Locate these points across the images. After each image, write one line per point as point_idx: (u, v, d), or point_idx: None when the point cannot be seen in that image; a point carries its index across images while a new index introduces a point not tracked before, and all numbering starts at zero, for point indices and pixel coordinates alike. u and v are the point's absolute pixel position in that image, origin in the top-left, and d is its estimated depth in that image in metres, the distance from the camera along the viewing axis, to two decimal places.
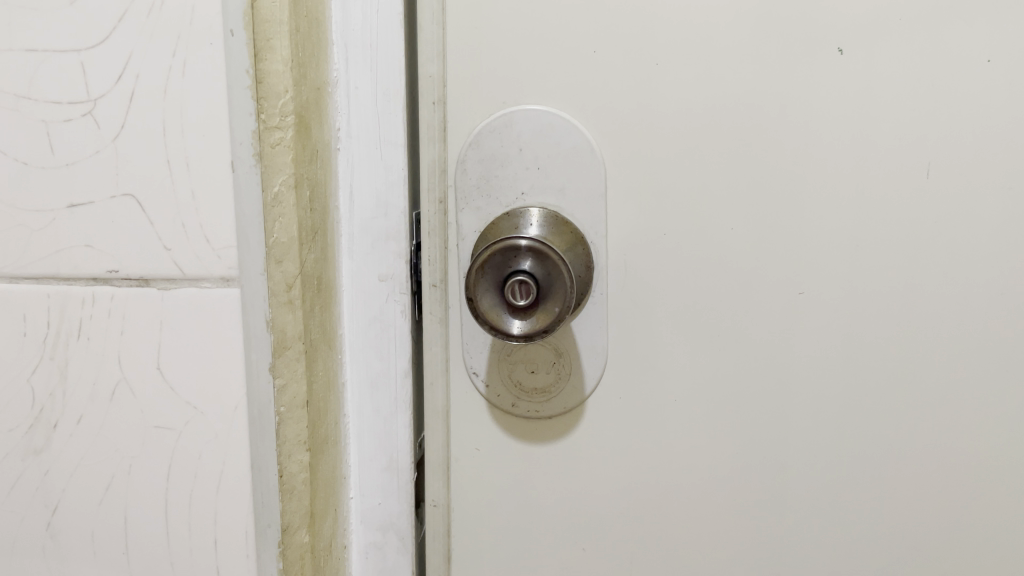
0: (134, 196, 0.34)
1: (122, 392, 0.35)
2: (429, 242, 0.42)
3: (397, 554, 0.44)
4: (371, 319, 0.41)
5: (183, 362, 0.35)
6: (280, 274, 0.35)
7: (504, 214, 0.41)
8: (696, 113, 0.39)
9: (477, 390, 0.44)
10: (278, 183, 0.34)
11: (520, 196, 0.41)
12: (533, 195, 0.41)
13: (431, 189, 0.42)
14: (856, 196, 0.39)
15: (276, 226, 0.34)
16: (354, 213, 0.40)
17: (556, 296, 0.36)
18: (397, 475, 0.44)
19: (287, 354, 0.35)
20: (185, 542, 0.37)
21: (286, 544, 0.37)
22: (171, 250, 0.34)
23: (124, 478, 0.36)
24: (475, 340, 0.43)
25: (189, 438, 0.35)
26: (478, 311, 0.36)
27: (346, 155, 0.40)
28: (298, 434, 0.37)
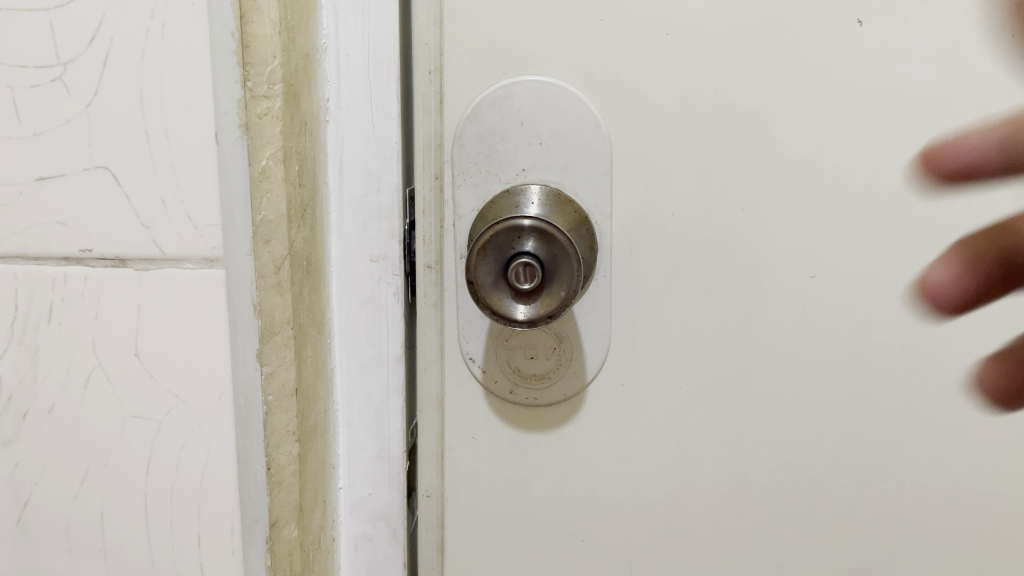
0: (109, 169, 0.31)
1: (98, 380, 0.33)
2: (423, 221, 0.40)
3: (388, 545, 0.43)
4: (362, 301, 0.39)
5: (163, 348, 0.32)
6: (268, 255, 0.33)
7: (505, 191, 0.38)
8: (707, 87, 0.37)
9: (474, 378, 0.42)
10: (267, 156, 0.32)
11: (521, 172, 0.39)
12: (535, 171, 0.39)
13: (427, 166, 0.40)
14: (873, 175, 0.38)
15: (264, 203, 0.32)
16: (343, 189, 0.38)
17: (561, 279, 0.34)
18: (389, 464, 0.42)
19: (276, 340, 0.34)
20: (166, 539, 0.34)
21: (274, 539, 0.35)
22: (150, 228, 0.31)
23: (100, 471, 0.34)
24: (472, 325, 0.41)
25: (170, 429, 0.33)
26: (480, 296, 0.34)
27: (336, 127, 0.37)
28: (287, 425, 0.35)
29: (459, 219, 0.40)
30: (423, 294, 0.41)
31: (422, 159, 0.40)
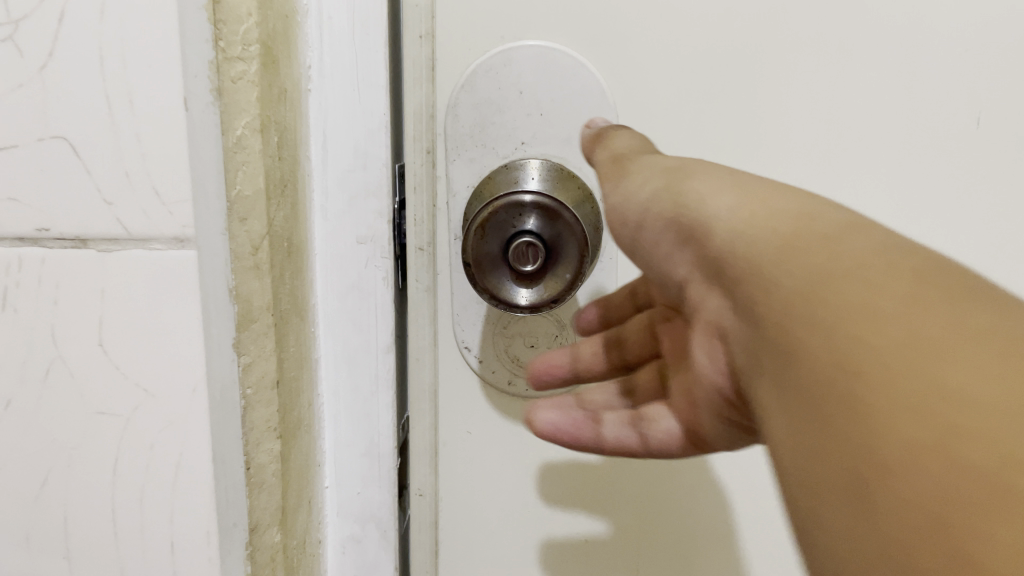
0: (67, 139, 0.28)
1: (58, 373, 0.30)
2: (414, 198, 0.37)
3: (379, 547, 0.40)
4: (348, 286, 0.37)
5: (130, 337, 0.30)
6: (245, 235, 0.30)
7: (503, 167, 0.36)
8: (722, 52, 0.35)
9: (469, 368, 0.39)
10: (242, 125, 0.29)
11: (520, 145, 0.36)
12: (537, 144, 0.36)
13: (418, 140, 0.37)
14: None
15: (240, 176, 0.30)
16: (327, 164, 0.35)
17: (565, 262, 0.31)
18: (378, 461, 0.39)
19: (254, 327, 0.31)
20: (136, 546, 0.32)
21: (254, 545, 0.32)
22: (114, 205, 0.28)
23: (62, 474, 0.31)
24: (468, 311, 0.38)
25: (139, 426, 0.30)
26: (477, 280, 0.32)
27: (319, 96, 0.34)
28: (268, 420, 0.32)
29: (454, 197, 0.37)
30: (415, 277, 0.38)
31: (413, 132, 0.37)
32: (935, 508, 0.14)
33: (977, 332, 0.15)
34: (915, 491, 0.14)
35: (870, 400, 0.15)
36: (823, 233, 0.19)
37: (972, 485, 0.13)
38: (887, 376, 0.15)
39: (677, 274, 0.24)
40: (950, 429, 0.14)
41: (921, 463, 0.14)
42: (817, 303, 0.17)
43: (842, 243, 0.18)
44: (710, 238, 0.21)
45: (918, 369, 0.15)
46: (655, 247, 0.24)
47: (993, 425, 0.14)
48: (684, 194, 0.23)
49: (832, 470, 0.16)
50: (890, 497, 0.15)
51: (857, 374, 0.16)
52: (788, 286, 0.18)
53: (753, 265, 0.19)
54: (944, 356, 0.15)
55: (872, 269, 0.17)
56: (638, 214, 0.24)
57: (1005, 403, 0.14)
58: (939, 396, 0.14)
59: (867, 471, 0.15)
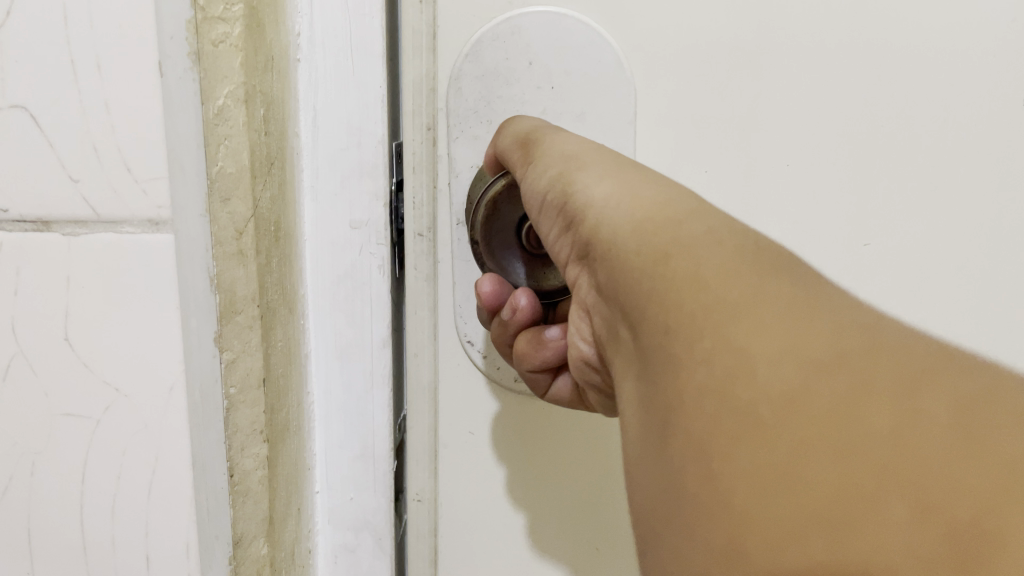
0: (26, 108, 0.25)
1: (19, 370, 0.27)
2: (414, 179, 0.34)
3: (373, 556, 0.37)
4: (341, 274, 0.34)
5: (100, 330, 0.27)
6: (227, 217, 0.27)
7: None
8: (750, 24, 0.32)
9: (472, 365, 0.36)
10: (224, 94, 0.26)
11: None
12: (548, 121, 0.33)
13: (417, 117, 0.34)
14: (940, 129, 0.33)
15: (222, 150, 0.26)
16: (318, 141, 0.33)
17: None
18: (373, 465, 0.36)
19: (238, 319, 0.28)
20: (109, 561, 0.29)
21: (239, 560, 0.29)
22: (80, 183, 0.25)
23: (24, 483, 0.28)
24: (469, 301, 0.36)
25: (111, 429, 0.27)
26: (484, 252, 0.33)
27: (309, 67, 0.32)
28: (254, 422, 0.29)
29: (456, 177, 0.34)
30: (413, 267, 0.35)
31: (412, 107, 0.34)
32: (710, 444, 0.16)
33: (769, 294, 0.16)
34: (698, 430, 0.16)
35: (675, 353, 0.17)
36: (669, 211, 0.20)
37: (738, 421, 0.15)
38: (692, 333, 0.17)
39: (562, 256, 0.25)
40: (728, 378, 0.16)
41: (705, 404, 0.16)
42: (649, 275, 0.19)
43: (682, 223, 0.19)
44: (586, 219, 0.23)
45: (714, 332, 0.16)
46: (550, 228, 0.26)
47: (755, 371, 0.15)
48: (574, 181, 0.24)
49: (650, 415, 0.18)
50: (682, 434, 0.16)
51: (668, 332, 0.18)
52: (635, 258, 0.20)
53: (610, 245, 0.21)
54: (730, 311, 0.16)
55: (698, 245, 0.18)
56: (542, 200, 0.26)
57: (775, 355, 0.15)
58: (727, 354, 0.16)
59: (671, 414, 0.17)
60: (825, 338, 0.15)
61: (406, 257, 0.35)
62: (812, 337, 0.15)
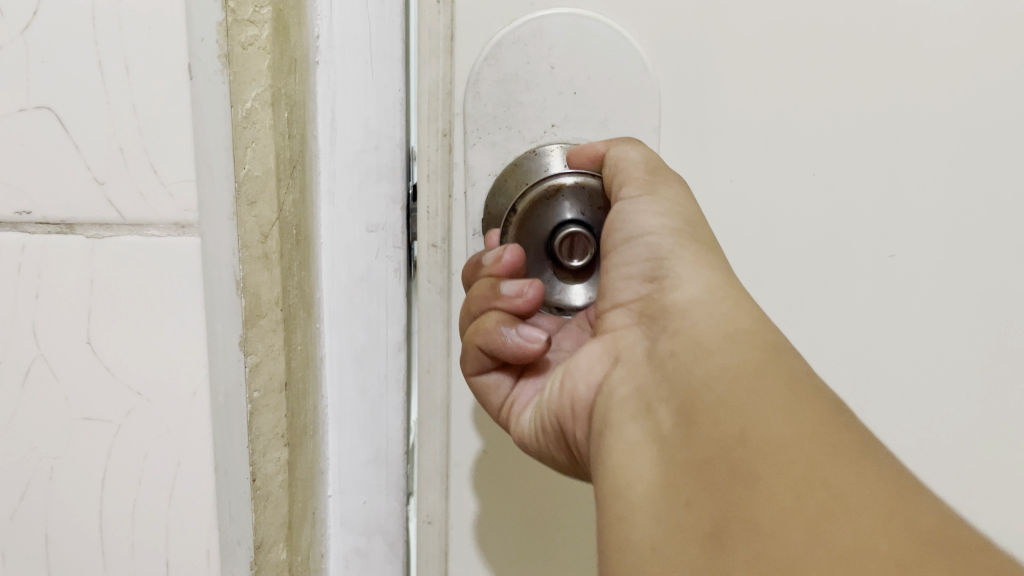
0: (52, 109, 0.25)
1: (39, 375, 0.27)
2: (430, 186, 0.33)
3: (386, 560, 0.37)
4: (356, 278, 0.34)
5: (123, 334, 0.26)
6: (254, 220, 0.26)
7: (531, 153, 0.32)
8: (784, 22, 0.30)
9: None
10: (253, 96, 0.25)
11: (550, 128, 0.32)
12: (566, 126, 0.32)
13: (433, 121, 0.33)
14: (981, 137, 0.31)
15: (249, 154, 0.26)
16: (336, 144, 0.32)
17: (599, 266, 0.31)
18: (386, 468, 0.36)
19: (263, 324, 0.27)
20: (127, 566, 0.28)
21: (260, 565, 0.29)
22: (105, 185, 0.25)
23: (43, 489, 0.28)
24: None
25: (132, 434, 0.27)
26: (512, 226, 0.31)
27: (328, 69, 0.31)
28: (276, 426, 0.28)
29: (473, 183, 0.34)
30: (427, 279, 0.34)
31: (428, 112, 0.33)
32: (778, 563, 0.15)
33: (867, 447, 0.16)
34: (763, 545, 0.15)
35: (753, 458, 0.17)
36: (761, 328, 0.20)
37: (839, 551, 0.14)
38: (780, 445, 0.16)
39: (619, 300, 0.26)
40: (821, 502, 0.15)
41: (783, 526, 0.15)
42: (733, 377, 0.19)
43: (781, 351, 0.20)
44: (671, 308, 0.23)
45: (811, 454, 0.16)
46: (626, 267, 0.26)
47: (855, 506, 0.15)
48: (674, 265, 0.24)
49: (688, 515, 0.17)
50: (739, 546, 0.15)
51: (743, 437, 0.17)
52: (717, 357, 0.20)
53: (693, 340, 0.21)
54: (823, 437, 0.16)
55: (799, 376, 0.18)
56: (630, 243, 0.26)
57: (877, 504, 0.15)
58: (822, 482, 0.15)
59: (729, 523, 0.16)
60: (917, 502, 0.15)
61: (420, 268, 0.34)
62: (917, 506, 0.15)
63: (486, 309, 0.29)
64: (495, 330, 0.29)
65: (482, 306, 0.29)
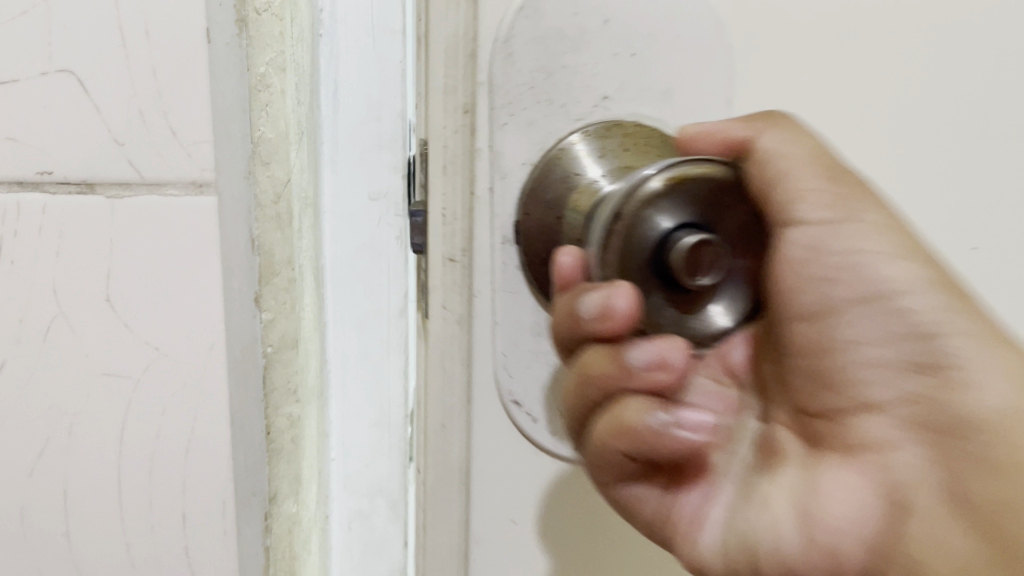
0: (74, 73, 0.25)
1: (60, 332, 0.28)
2: (445, 183, 0.28)
3: (387, 522, 0.39)
4: (359, 246, 0.35)
5: (142, 293, 0.27)
6: (268, 180, 0.28)
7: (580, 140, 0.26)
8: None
9: (520, 430, 0.28)
10: (266, 61, 0.27)
11: (601, 102, 0.26)
12: (625, 95, 0.26)
13: (454, 93, 0.27)
14: None
15: (263, 118, 0.27)
16: (339, 115, 0.33)
17: (731, 268, 0.23)
18: (388, 432, 0.38)
19: (276, 282, 0.29)
20: (145, 519, 0.29)
21: (273, 516, 0.30)
22: (125, 147, 0.26)
23: (63, 445, 0.28)
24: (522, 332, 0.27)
25: (150, 390, 0.28)
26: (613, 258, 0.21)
27: (331, 41, 0.33)
28: (287, 381, 0.31)
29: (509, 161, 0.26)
30: (442, 304, 0.28)
31: (445, 82, 0.27)
32: None
33: None
34: None
35: None
36: None
37: None
38: None
39: (884, 396, 0.24)
40: None
41: None
42: None
43: None
44: (973, 423, 0.22)
45: None
46: (879, 350, 0.24)
47: None
48: (947, 358, 0.23)
49: None
50: None
51: None
52: None
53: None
54: None
55: None
56: (889, 316, 0.24)
57: None
58: None
59: None
60: None
61: (437, 291, 0.28)
62: None
63: (612, 388, 0.23)
64: (638, 426, 0.23)
65: (606, 385, 0.23)
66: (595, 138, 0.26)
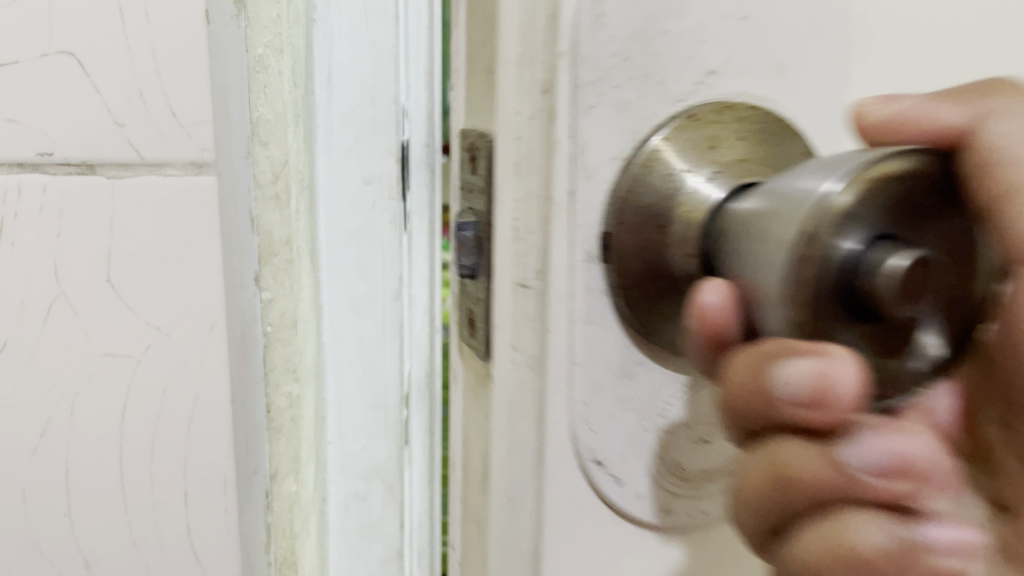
0: (74, 54, 0.26)
1: (61, 311, 0.28)
2: (517, 189, 0.24)
3: (384, 504, 0.39)
4: (354, 229, 0.35)
5: (142, 272, 0.28)
6: (266, 160, 0.28)
7: (676, 126, 0.24)
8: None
9: (603, 495, 0.25)
10: (263, 43, 0.27)
11: (703, 79, 0.24)
12: (732, 74, 0.24)
13: (534, 70, 0.23)
14: None
15: (262, 99, 0.28)
16: (333, 99, 0.34)
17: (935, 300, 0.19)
18: (385, 415, 0.38)
19: (275, 262, 0.29)
20: (146, 497, 0.29)
21: (274, 495, 0.31)
22: (125, 127, 0.26)
23: (64, 423, 0.29)
24: (605, 370, 0.24)
25: (150, 368, 0.28)
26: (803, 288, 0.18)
27: (325, 27, 0.33)
28: (286, 360, 0.31)
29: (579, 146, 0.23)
30: (512, 344, 0.25)
31: (520, 56, 0.24)
32: None
33: None
34: None
35: None
36: None
37: None
38: None
39: None
40: None
41: None
42: None
43: None
44: None
45: None
46: None
47: None
48: None
49: None
50: None
51: None
52: None
53: None
54: None
55: None
56: None
57: None
58: None
59: None
60: None
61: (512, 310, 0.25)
62: None
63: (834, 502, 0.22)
64: (857, 547, 0.21)
65: (821, 494, 0.22)
66: (682, 130, 0.24)
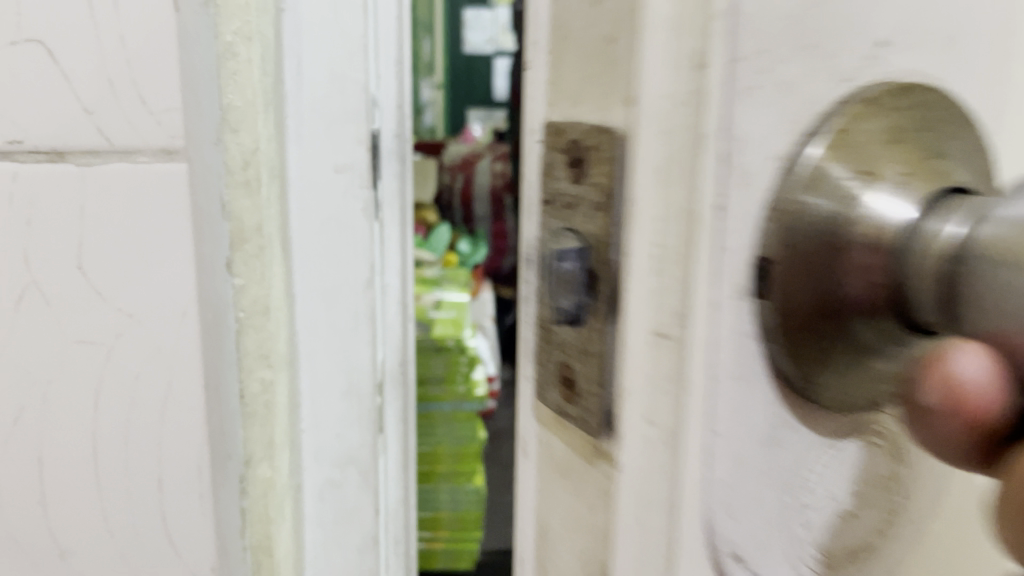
0: (43, 42, 0.26)
1: (32, 300, 0.28)
2: (655, 205, 0.19)
3: (359, 491, 0.39)
4: (326, 219, 0.36)
5: (113, 260, 0.28)
6: (237, 147, 0.29)
7: (855, 115, 0.19)
8: None
9: None
10: (232, 30, 0.28)
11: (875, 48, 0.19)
12: (899, 46, 0.20)
13: (686, 37, 0.17)
14: None
15: (232, 85, 0.28)
16: (303, 89, 0.34)
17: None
18: (359, 402, 0.38)
19: (247, 249, 0.30)
20: (121, 484, 0.30)
21: (248, 479, 0.31)
22: (95, 115, 0.26)
23: (37, 412, 0.29)
24: (750, 438, 0.19)
25: (123, 356, 0.28)
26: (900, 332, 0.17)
27: (294, 17, 0.33)
28: (259, 346, 0.31)
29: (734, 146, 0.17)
30: (645, 416, 0.20)
31: (677, 18, 0.18)
32: None
33: None
34: None
35: None
36: None
37: None
38: None
39: None
40: None
41: None
42: None
43: None
44: None
45: None
46: None
47: None
48: None
49: None
50: None
51: None
52: None
53: None
54: None
55: None
56: None
57: None
58: None
59: None
60: None
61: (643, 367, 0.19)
62: None
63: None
64: None
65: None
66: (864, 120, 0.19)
